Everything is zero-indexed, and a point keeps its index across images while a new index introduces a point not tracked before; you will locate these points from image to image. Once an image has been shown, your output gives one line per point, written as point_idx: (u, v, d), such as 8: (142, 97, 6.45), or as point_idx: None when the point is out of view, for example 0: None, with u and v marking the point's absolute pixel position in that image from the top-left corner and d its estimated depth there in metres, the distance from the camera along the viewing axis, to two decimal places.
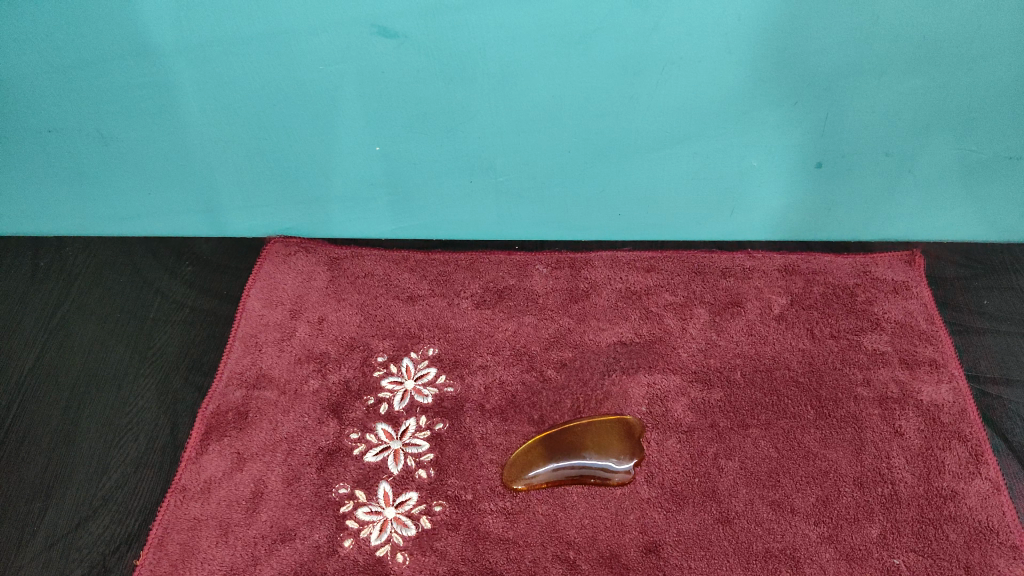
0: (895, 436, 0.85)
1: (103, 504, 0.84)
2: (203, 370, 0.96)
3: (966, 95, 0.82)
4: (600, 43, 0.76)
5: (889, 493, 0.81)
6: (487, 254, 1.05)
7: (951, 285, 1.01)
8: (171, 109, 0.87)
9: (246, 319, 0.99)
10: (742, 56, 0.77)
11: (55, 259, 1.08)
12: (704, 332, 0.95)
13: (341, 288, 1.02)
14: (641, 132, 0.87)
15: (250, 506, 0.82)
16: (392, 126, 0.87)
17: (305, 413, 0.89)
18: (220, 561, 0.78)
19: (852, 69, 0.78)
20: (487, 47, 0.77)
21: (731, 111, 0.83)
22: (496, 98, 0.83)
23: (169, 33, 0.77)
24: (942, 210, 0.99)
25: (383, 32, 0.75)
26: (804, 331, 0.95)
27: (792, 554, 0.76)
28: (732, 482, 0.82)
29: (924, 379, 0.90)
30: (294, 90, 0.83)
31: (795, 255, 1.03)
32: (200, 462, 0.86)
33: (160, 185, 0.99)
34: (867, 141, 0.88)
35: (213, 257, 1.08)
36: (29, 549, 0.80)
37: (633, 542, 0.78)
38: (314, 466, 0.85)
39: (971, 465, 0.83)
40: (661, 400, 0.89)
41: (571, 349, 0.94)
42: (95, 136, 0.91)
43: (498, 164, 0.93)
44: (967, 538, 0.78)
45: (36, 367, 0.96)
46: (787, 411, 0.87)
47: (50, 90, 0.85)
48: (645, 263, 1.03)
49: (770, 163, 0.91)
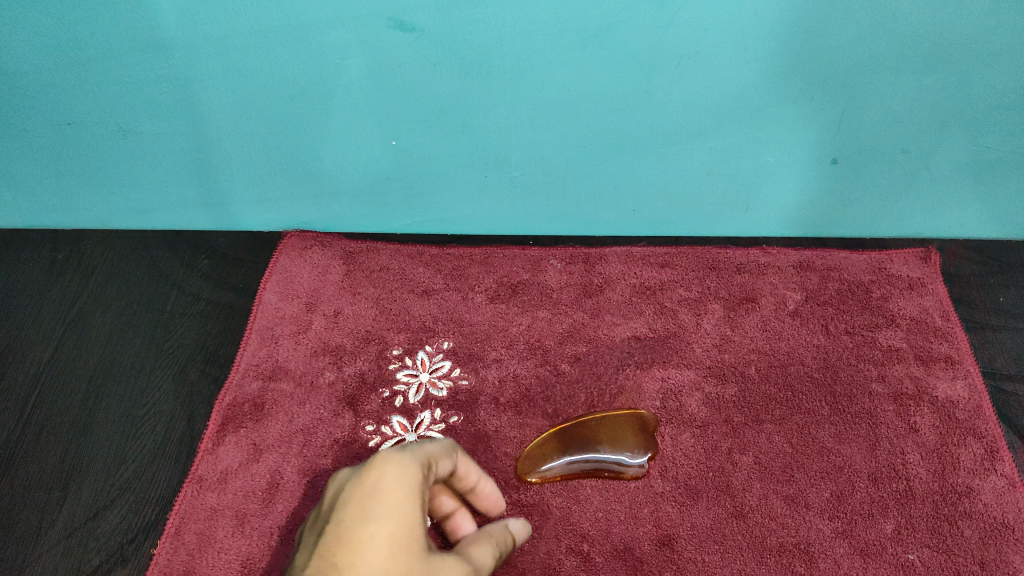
0: (911, 432, 0.85)
1: (121, 493, 0.85)
2: (220, 362, 0.97)
3: (984, 92, 0.81)
4: (617, 37, 0.76)
5: (904, 489, 0.81)
6: (501, 248, 1.05)
7: (967, 282, 1.01)
8: (188, 103, 0.87)
9: (263, 311, 1.00)
10: (759, 53, 0.77)
11: (73, 251, 1.09)
12: (718, 327, 0.95)
13: (357, 282, 1.02)
14: (657, 127, 0.87)
15: (267, 497, 0.83)
16: (410, 119, 0.87)
17: (321, 404, 0.90)
18: (235, 551, 0.79)
19: (869, 65, 0.78)
20: (506, 41, 0.77)
21: (748, 106, 0.84)
22: (514, 92, 0.83)
23: (189, 28, 0.78)
24: (959, 207, 0.99)
25: (401, 26, 0.76)
26: (819, 327, 0.95)
27: (806, 549, 0.77)
28: (747, 477, 0.82)
29: (939, 375, 0.90)
30: (312, 86, 0.84)
31: (810, 251, 1.03)
32: (217, 453, 0.87)
33: (177, 178, 1.00)
34: (884, 136, 0.87)
35: (230, 250, 1.08)
36: (49, 537, 0.82)
37: (647, 536, 0.78)
38: (330, 457, 0.86)
39: (987, 462, 0.83)
40: (675, 394, 0.89)
41: (585, 343, 0.94)
42: (113, 130, 0.92)
43: (515, 158, 0.93)
44: (982, 534, 0.78)
45: (55, 359, 0.98)
46: (801, 407, 0.87)
47: (70, 83, 0.86)
48: (660, 258, 1.03)
49: (787, 159, 0.91)
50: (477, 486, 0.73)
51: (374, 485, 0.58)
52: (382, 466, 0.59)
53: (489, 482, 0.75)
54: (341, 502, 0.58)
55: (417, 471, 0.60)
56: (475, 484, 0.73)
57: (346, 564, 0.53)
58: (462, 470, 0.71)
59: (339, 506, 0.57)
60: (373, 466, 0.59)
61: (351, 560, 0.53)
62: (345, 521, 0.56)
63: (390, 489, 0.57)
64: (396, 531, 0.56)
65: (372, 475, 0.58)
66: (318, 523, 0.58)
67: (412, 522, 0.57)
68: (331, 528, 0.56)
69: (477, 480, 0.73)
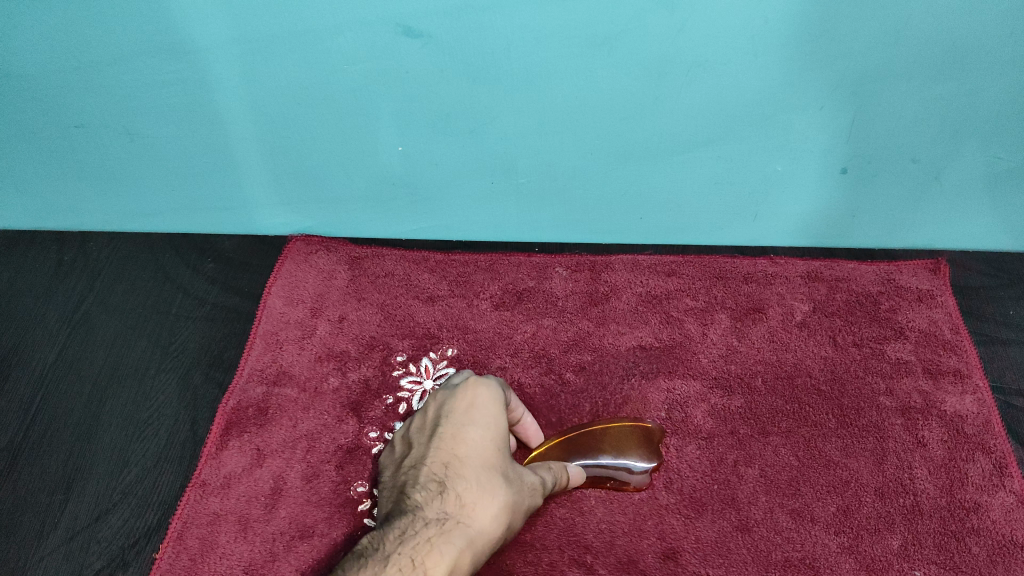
0: (918, 447, 0.85)
1: (123, 497, 0.85)
2: (224, 366, 0.97)
3: (996, 103, 0.80)
4: (626, 44, 0.75)
5: (911, 505, 0.80)
6: (507, 255, 1.04)
7: (977, 295, 0.99)
8: (196, 106, 0.87)
9: (268, 316, 1.00)
10: (771, 60, 0.76)
11: (79, 253, 1.09)
12: (725, 337, 0.94)
13: (362, 287, 1.02)
14: (665, 135, 0.86)
15: (270, 503, 0.83)
16: (418, 124, 0.87)
17: (325, 411, 0.90)
18: (237, 556, 0.79)
19: (880, 73, 0.78)
20: (513, 48, 0.77)
21: (758, 115, 0.83)
22: (522, 97, 0.82)
23: (199, 30, 0.77)
24: (970, 219, 0.97)
25: (409, 32, 0.76)
26: (827, 339, 0.94)
27: (811, 564, 0.77)
28: (752, 490, 0.82)
29: (948, 389, 0.89)
30: (319, 89, 0.84)
31: (818, 261, 1.02)
32: (221, 458, 0.87)
33: (184, 182, 0.99)
34: (895, 147, 0.86)
35: (236, 254, 1.08)
36: (51, 539, 0.83)
37: (651, 548, 0.78)
38: (334, 463, 0.86)
39: (996, 478, 0.82)
40: (680, 405, 0.89)
41: (591, 352, 0.94)
42: (121, 133, 0.92)
43: (521, 165, 0.92)
44: (990, 551, 0.77)
45: (61, 360, 0.98)
46: (808, 419, 0.87)
47: (77, 85, 0.85)
48: (666, 266, 1.02)
49: (795, 169, 0.90)
50: (521, 419, 0.80)
51: (471, 400, 0.71)
52: (476, 386, 0.72)
53: (527, 414, 0.81)
54: (446, 410, 0.71)
55: (502, 395, 0.73)
56: (520, 418, 0.80)
57: (463, 453, 0.67)
58: (511, 403, 0.78)
59: (446, 413, 0.70)
60: (469, 386, 0.72)
61: (466, 451, 0.67)
62: (455, 422, 0.69)
63: (486, 404, 0.71)
64: (494, 435, 0.70)
65: (470, 392, 0.72)
66: (427, 426, 0.71)
67: (502, 433, 0.71)
68: (444, 426, 0.69)
69: (522, 414, 0.80)
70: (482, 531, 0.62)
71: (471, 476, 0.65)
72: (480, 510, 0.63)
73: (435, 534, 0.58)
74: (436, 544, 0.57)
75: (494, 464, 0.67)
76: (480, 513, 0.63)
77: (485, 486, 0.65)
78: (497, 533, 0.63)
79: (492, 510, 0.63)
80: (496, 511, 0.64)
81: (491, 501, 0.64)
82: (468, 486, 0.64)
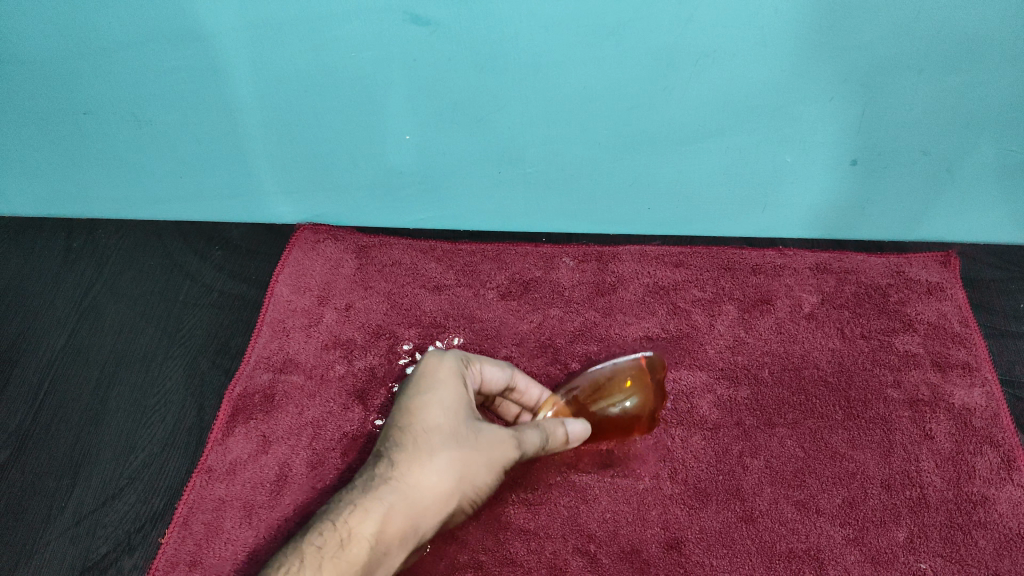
0: (926, 439, 0.84)
1: (129, 482, 0.86)
2: (231, 353, 0.97)
3: (1007, 95, 0.80)
4: (636, 33, 0.75)
5: (917, 497, 0.80)
6: (513, 245, 1.04)
7: (987, 288, 0.99)
8: (204, 94, 0.87)
9: (275, 303, 1.00)
10: (780, 52, 0.76)
11: (88, 240, 1.09)
12: (732, 328, 0.94)
13: (369, 276, 1.02)
14: (673, 124, 0.86)
15: (274, 489, 0.83)
16: (426, 112, 0.86)
17: (331, 398, 0.90)
18: (242, 542, 0.80)
19: (891, 64, 0.77)
20: (522, 36, 0.76)
21: (768, 107, 0.82)
22: (530, 84, 0.82)
23: (208, 18, 0.77)
24: (980, 213, 0.96)
25: (417, 20, 0.75)
26: (835, 331, 0.93)
27: (816, 555, 0.77)
28: (757, 481, 0.82)
29: (956, 382, 0.89)
30: (325, 77, 0.83)
31: (828, 253, 1.01)
32: (226, 444, 0.87)
33: (192, 170, 1.00)
34: (904, 138, 0.86)
35: (244, 242, 1.08)
36: (58, 523, 0.84)
37: (655, 538, 0.78)
38: (339, 451, 0.86)
39: (1003, 472, 0.82)
40: (686, 396, 0.88)
41: (597, 342, 0.93)
42: (130, 120, 0.92)
43: (528, 156, 0.92)
44: (997, 545, 0.77)
45: (69, 345, 0.99)
46: (815, 411, 0.87)
47: (86, 72, 0.86)
48: (675, 257, 1.02)
49: (806, 160, 0.89)
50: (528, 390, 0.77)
51: (423, 370, 0.70)
52: (429, 356, 0.71)
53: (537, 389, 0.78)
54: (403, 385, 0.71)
55: (457, 361, 0.70)
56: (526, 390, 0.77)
57: (406, 421, 0.67)
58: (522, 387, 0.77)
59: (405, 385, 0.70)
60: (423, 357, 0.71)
61: (411, 417, 0.67)
62: (406, 394, 0.69)
63: (435, 372, 0.69)
64: (443, 398, 0.67)
65: (421, 364, 0.70)
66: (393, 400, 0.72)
67: (462, 395, 0.68)
68: (399, 399, 0.70)
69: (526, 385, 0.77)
70: (419, 489, 0.63)
71: (410, 440, 0.65)
72: (417, 470, 0.64)
73: (360, 496, 0.62)
74: (360, 504, 0.62)
75: (440, 426, 0.66)
76: (415, 473, 0.63)
77: (422, 448, 0.64)
78: (443, 489, 0.64)
79: (430, 469, 0.64)
80: (436, 471, 0.64)
81: (430, 460, 0.64)
82: (404, 450, 0.65)
